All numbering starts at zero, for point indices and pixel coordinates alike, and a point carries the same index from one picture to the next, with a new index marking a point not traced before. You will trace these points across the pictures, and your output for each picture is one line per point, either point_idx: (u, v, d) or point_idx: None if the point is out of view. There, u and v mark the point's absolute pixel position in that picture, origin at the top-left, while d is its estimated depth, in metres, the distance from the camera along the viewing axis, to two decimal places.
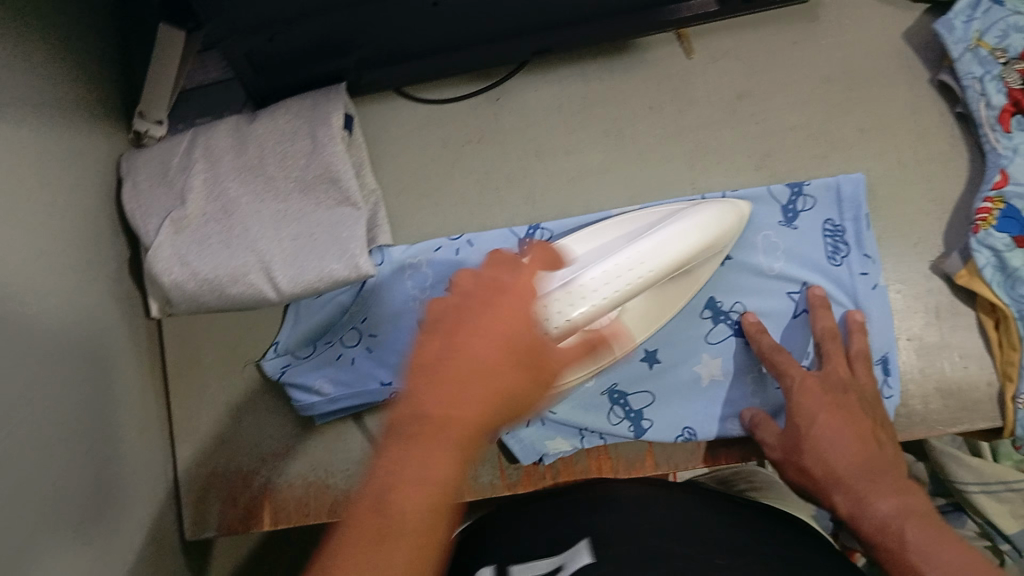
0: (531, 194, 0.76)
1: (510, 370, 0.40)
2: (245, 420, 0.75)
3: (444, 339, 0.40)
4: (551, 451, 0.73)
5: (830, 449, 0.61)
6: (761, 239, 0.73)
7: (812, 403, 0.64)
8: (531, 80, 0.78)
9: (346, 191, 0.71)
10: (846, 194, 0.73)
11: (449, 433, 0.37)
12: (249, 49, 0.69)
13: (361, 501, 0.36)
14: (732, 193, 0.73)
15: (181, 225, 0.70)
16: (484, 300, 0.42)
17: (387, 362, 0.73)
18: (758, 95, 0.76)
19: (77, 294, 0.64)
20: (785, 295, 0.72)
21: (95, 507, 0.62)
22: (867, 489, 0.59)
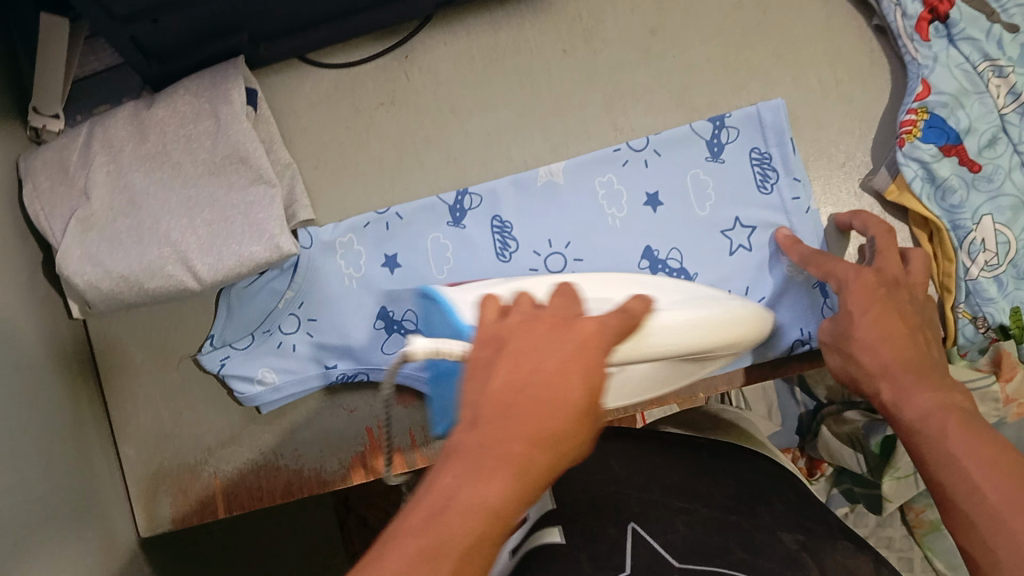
0: (452, 152, 0.74)
1: (583, 417, 0.37)
2: (186, 414, 0.73)
3: (517, 368, 0.37)
4: None
5: (877, 345, 0.55)
6: (690, 178, 0.71)
7: (860, 297, 0.58)
8: (439, 35, 0.75)
9: (258, 170, 0.69)
10: (768, 122, 0.71)
11: (520, 463, 0.34)
12: (135, 33, 0.65)
13: (414, 511, 0.33)
14: (655, 137, 0.72)
15: (89, 223, 0.67)
16: (565, 338, 0.39)
17: (329, 345, 0.70)
18: (671, 27, 0.74)
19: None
20: (719, 232, 0.70)
21: (48, 522, 0.60)
22: (912, 381, 0.51)
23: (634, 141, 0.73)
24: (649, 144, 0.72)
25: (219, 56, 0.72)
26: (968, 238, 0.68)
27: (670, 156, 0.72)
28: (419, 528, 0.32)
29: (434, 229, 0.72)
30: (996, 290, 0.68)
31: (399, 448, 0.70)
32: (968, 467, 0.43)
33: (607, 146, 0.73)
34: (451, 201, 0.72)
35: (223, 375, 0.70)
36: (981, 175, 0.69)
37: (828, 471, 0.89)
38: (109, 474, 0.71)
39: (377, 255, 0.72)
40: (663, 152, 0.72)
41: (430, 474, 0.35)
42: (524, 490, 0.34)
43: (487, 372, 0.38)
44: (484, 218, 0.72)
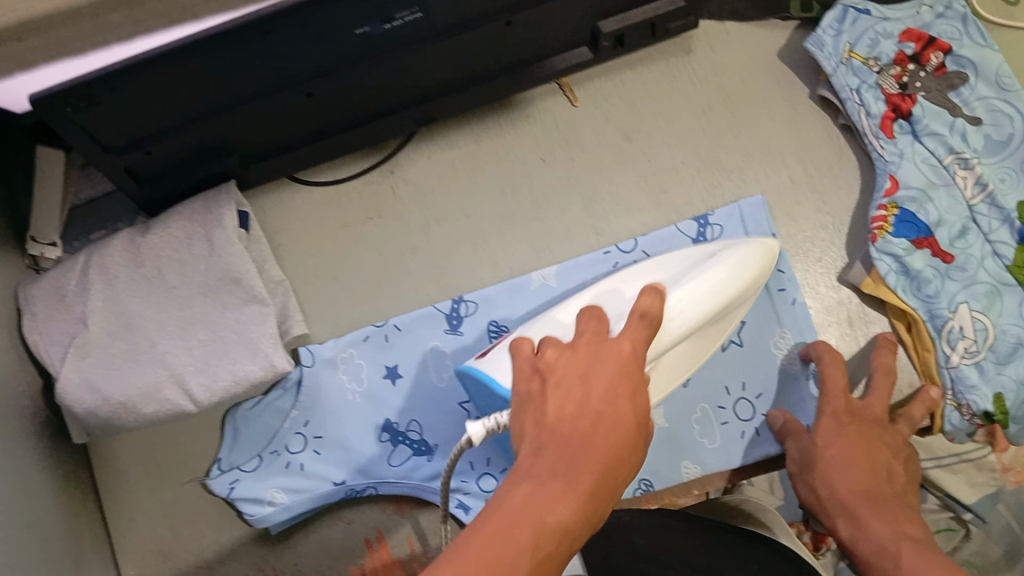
0: (439, 261, 0.76)
1: (632, 440, 0.40)
2: (186, 531, 0.74)
3: (568, 398, 0.41)
4: None
5: (833, 470, 0.60)
6: None
7: (828, 424, 0.63)
8: (422, 149, 0.78)
9: (251, 290, 0.71)
10: (749, 216, 0.73)
11: (583, 491, 0.37)
12: (129, 164, 0.68)
13: (482, 529, 0.36)
14: (644, 237, 0.73)
15: (85, 350, 0.68)
16: (602, 360, 0.43)
17: (337, 461, 0.71)
18: (647, 131, 0.77)
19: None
20: None
21: None
22: (868, 514, 0.55)
23: (623, 243, 0.74)
24: (637, 245, 0.73)
25: (209, 180, 0.74)
26: (946, 326, 0.69)
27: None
28: (487, 543, 0.35)
29: (432, 337, 0.73)
30: (978, 376, 0.68)
31: (400, 559, 0.71)
32: (883, 560, 0.51)
33: (596, 249, 0.74)
34: (447, 310, 0.73)
35: (232, 499, 0.69)
36: (954, 264, 0.71)
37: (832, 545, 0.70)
38: None
39: (378, 368, 0.73)
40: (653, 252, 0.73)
41: (499, 492, 0.38)
42: (584, 519, 0.37)
43: (540, 404, 0.41)
44: (480, 325, 0.73)
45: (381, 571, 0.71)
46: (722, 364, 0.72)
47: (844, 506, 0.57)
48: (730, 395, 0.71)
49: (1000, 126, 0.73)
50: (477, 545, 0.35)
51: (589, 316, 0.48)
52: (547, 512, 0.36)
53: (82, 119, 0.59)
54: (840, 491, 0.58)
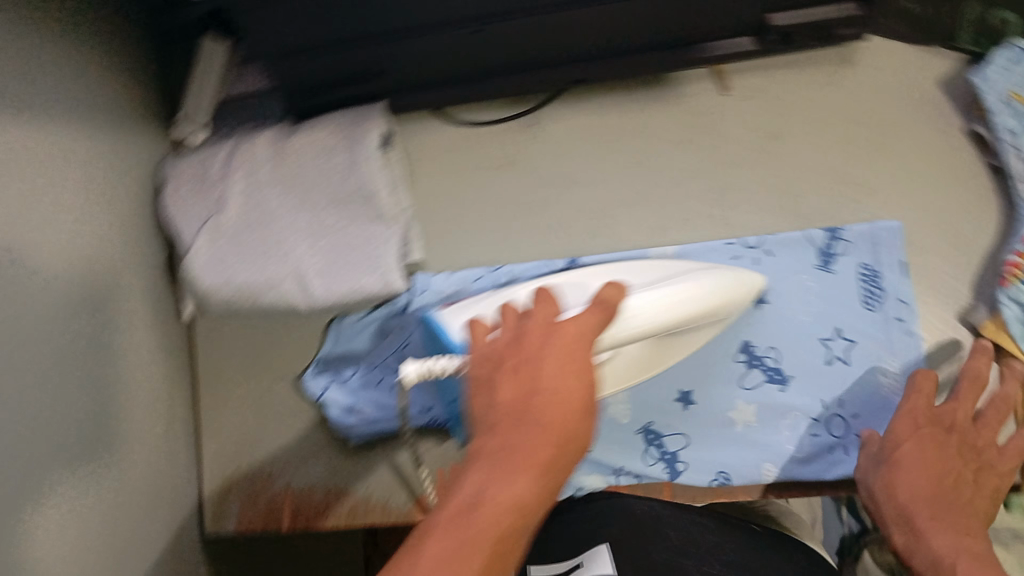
0: (559, 220, 0.77)
1: (581, 421, 0.44)
2: (270, 426, 0.76)
3: (523, 381, 0.45)
4: (586, 487, 0.70)
5: (897, 473, 0.61)
6: (797, 284, 0.72)
7: (903, 429, 0.63)
8: (567, 109, 0.78)
9: (380, 208, 0.73)
10: (880, 240, 0.73)
11: (536, 462, 0.41)
12: (294, 65, 0.71)
13: (445, 511, 0.40)
14: (768, 237, 0.74)
15: (217, 230, 0.71)
16: (555, 344, 0.47)
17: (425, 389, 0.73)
18: (793, 133, 0.77)
19: (123, 288, 0.66)
20: (819, 340, 0.71)
21: (128, 508, 0.62)
22: (926, 524, 0.57)
23: (748, 238, 0.74)
24: (762, 243, 0.74)
25: (359, 98, 0.76)
26: None
27: (781, 258, 0.73)
28: (451, 525, 0.39)
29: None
30: None
31: None
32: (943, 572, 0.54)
33: (719, 239, 0.74)
34: (559, 267, 0.74)
35: (321, 400, 0.75)
36: None
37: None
38: (186, 467, 0.74)
39: None
40: (775, 253, 0.73)
41: (458, 477, 0.42)
42: (540, 490, 0.41)
43: (495, 390, 0.46)
44: None
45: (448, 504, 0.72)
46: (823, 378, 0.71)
47: (902, 509, 0.59)
48: (825, 408, 0.70)
49: None
50: (451, 523, 0.39)
51: (536, 296, 0.52)
52: (512, 485, 0.40)
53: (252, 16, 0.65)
54: (901, 493, 0.60)
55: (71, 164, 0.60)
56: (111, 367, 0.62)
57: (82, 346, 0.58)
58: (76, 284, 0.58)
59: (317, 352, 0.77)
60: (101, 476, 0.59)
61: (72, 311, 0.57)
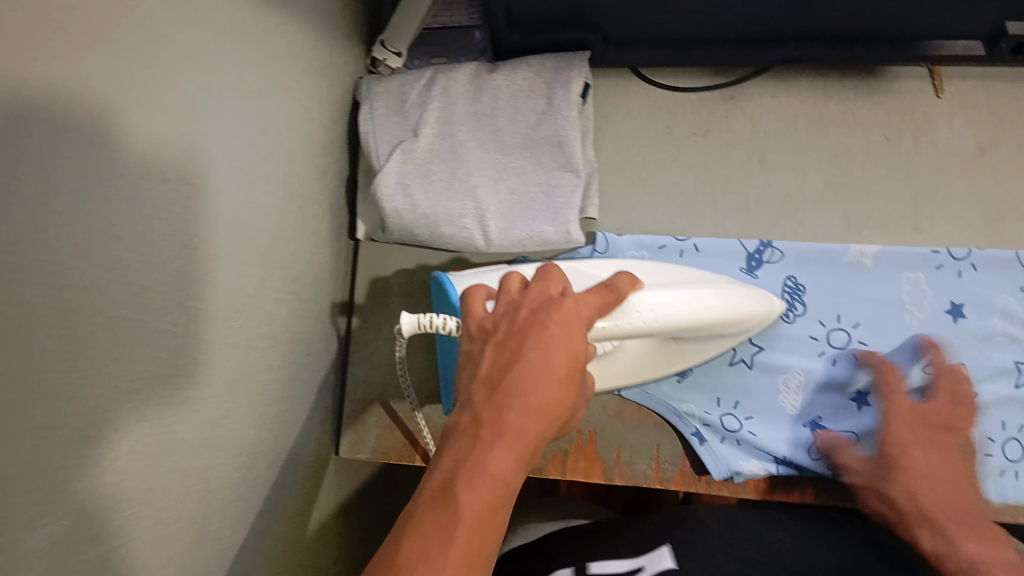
0: (744, 198, 0.75)
1: (565, 387, 0.43)
2: (419, 359, 0.76)
3: (509, 354, 0.43)
4: (744, 471, 0.66)
5: (922, 486, 0.60)
6: (998, 302, 0.69)
7: (903, 432, 0.63)
8: (769, 87, 0.77)
9: (570, 157, 0.72)
10: None
11: (515, 433, 0.40)
12: (511, 3, 0.70)
13: (429, 489, 0.39)
14: (978, 251, 0.70)
15: (409, 155, 0.71)
16: (547, 319, 0.45)
17: None
18: (1002, 148, 0.74)
19: (308, 192, 0.67)
20: (1012, 362, 0.67)
21: (283, 411, 0.63)
22: (958, 531, 0.55)
23: (955, 249, 0.71)
24: (969, 256, 0.70)
25: (569, 45, 0.75)
26: None
27: (986, 275, 0.69)
28: (440, 504, 0.37)
29: (727, 269, 0.72)
30: None
31: (603, 458, 0.68)
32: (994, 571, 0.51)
33: (925, 246, 0.71)
34: (751, 249, 0.73)
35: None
36: None
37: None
38: (333, 383, 0.75)
39: None
40: (980, 269, 0.70)
41: (440, 453, 0.41)
42: (522, 462, 0.39)
43: (480, 361, 0.44)
44: (780, 275, 0.72)
45: (580, 464, 0.68)
46: (1008, 403, 0.66)
47: (926, 514, 0.57)
48: (1003, 431, 0.66)
49: None
50: (426, 510, 0.37)
51: (539, 276, 0.51)
52: (488, 459, 0.38)
53: None
54: (929, 501, 0.59)
55: (282, 63, 0.61)
56: (286, 268, 0.63)
57: (267, 236, 0.59)
58: (272, 176, 0.60)
59: None
60: (269, 372, 0.60)
61: (265, 201, 0.59)
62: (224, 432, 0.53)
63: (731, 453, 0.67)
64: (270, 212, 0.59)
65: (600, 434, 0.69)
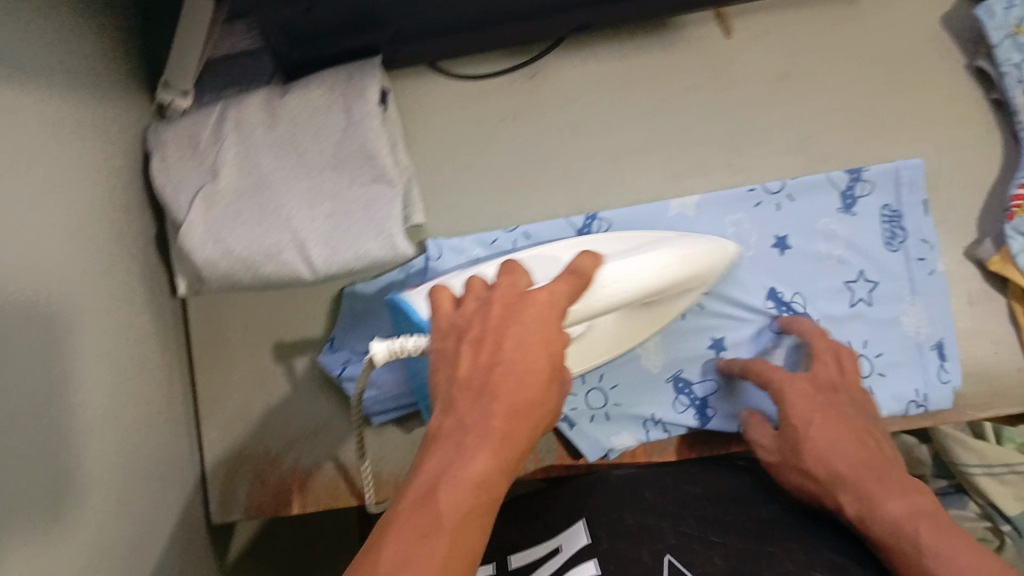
0: (566, 174, 0.75)
1: (547, 381, 0.42)
2: (276, 402, 0.74)
3: (483, 352, 0.43)
4: (617, 447, 0.71)
5: (827, 448, 0.59)
6: (819, 227, 0.72)
7: (801, 394, 0.63)
8: (567, 58, 0.76)
9: (381, 169, 0.70)
10: (905, 179, 0.72)
11: (498, 437, 0.39)
12: (286, 21, 0.66)
13: (413, 489, 0.39)
14: (791, 181, 0.73)
15: (212, 200, 0.67)
16: (523, 310, 0.44)
17: None
18: (800, 73, 0.75)
19: (109, 267, 0.63)
20: (843, 282, 0.72)
21: (122, 499, 0.59)
22: (878, 487, 0.55)
23: (769, 182, 0.73)
24: (783, 187, 0.72)
25: (357, 51, 0.72)
26: None
27: (802, 203, 0.72)
28: (416, 506, 0.37)
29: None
30: None
31: None
32: (938, 547, 0.49)
33: (741, 186, 0.73)
34: (580, 224, 0.72)
35: (342, 380, 0.71)
36: None
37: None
38: (189, 450, 0.71)
39: None
40: (796, 198, 0.72)
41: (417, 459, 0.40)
42: (502, 468, 0.39)
43: (454, 360, 0.43)
44: None
45: None
46: (848, 321, 0.72)
47: (845, 477, 0.57)
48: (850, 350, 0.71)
49: None
50: (408, 520, 0.37)
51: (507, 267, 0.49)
52: (472, 467, 0.38)
53: None
54: (842, 464, 0.58)
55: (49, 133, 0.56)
56: (96, 346, 0.58)
57: (73, 330, 0.55)
58: (67, 269, 0.56)
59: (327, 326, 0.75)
60: (98, 461, 0.56)
61: (56, 285, 0.54)
62: (64, 553, 0.50)
63: (604, 431, 0.71)
64: (70, 306, 0.55)
65: None
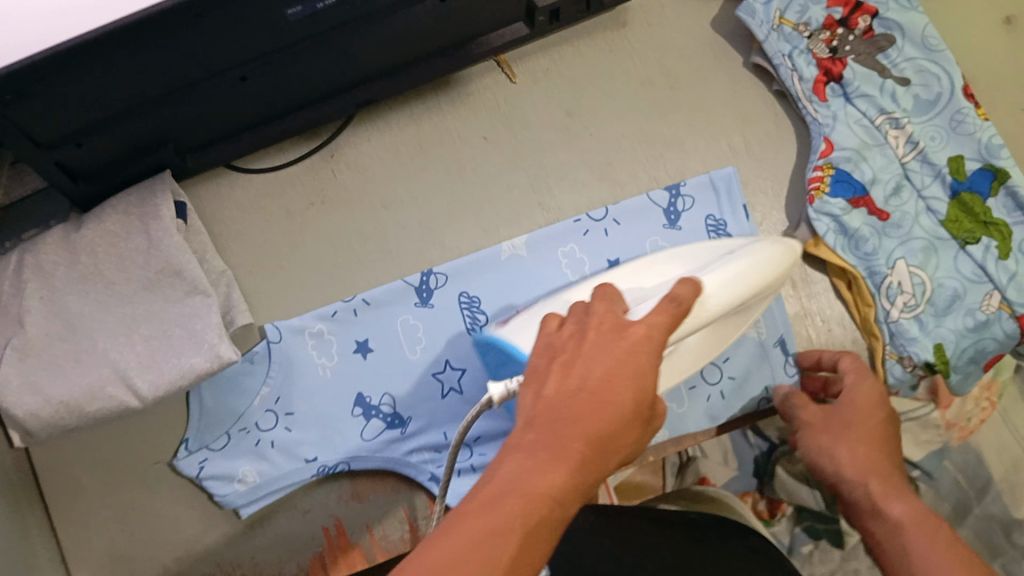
0: (385, 245, 0.76)
1: (630, 420, 0.39)
2: (139, 534, 0.71)
3: (572, 376, 0.39)
4: None
5: (846, 451, 0.56)
6: (649, 244, 0.74)
7: (848, 413, 0.59)
8: (363, 132, 0.78)
9: (193, 281, 0.70)
10: (721, 189, 0.76)
11: (575, 459, 0.36)
12: (59, 158, 0.65)
13: (470, 502, 0.35)
14: (613, 206, 0.75)
15: (24, 350, 0.65)
16: (613, 345, 0.40)
17: (308, 439, 0.71)
18: (585, 106, 0.79)
19: None
20: None
21: None
22: (888, 487, 0.53)
23: (593, 212, 0.76)
24: (607, 214, 0.75)
25: (145, 171, 0.72)
26: (885, 282, 0.72)
27: (629, 225, 0.75)
28: (475, 512, 0.34)
29: (403, 311, 0.74)
30: (918, 329, 0.71)
31: (359, 544, 0.71)
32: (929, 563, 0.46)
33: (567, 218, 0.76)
34: (417, 283, 0.74)
35: (202, 479, 0.70)
36: (890, 222, 0.73)
37: (788, 511, 0.82)
38: None
39: (348, 342, 0.74)
40: (622, 221, 0.75)
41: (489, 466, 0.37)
42: (577, 487, 0.36)
43: (540, 381, 0.39)
44: (451, 295, 0.74)
45: (341, 559, 0.70)
46: None
47: (863, 476, 0.54)
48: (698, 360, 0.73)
49: (928, 86, 0.75)
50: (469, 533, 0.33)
51: (602, 293, 0.45)
52: (542, 484, 0.35)
53: (13, 113, 0.57)
54: (874, 462, 0.55)
55: None
56: None
57: None
58: None
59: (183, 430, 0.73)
60: None
61: None
62: None
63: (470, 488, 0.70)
64: None
65: (347, 522, 0.71)
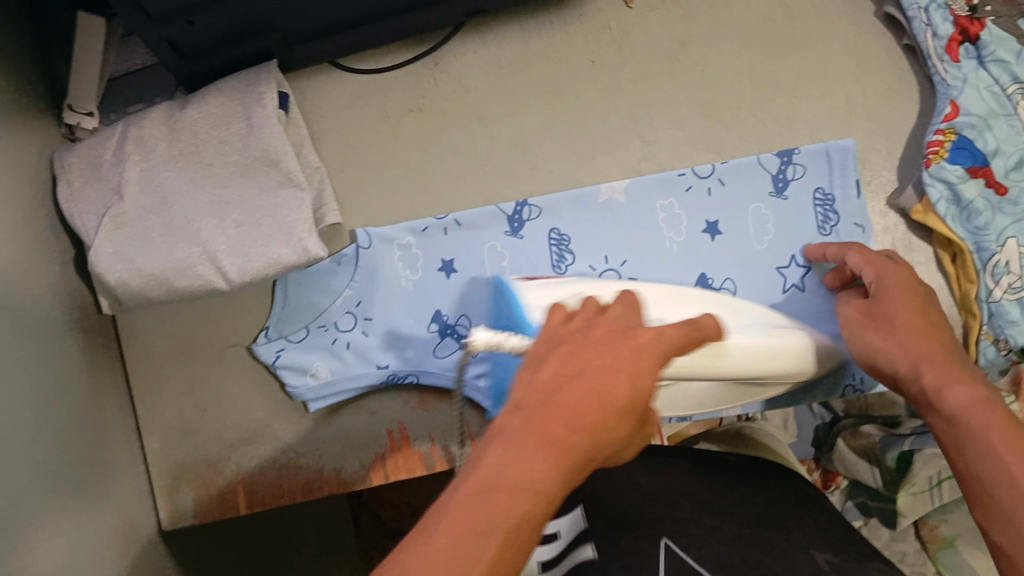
0: (478, 160, 0.76)
1: (624, 420, 0.36)
2: (211, 411, 0.73)
3: (566, 363, 0.37)
4: None
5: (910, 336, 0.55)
6: (752, 212, 0.72)
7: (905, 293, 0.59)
8: (468, 43, 0.77)
9: (287, 172, 0.70)
10: (836, 163, 0.72)
11: (559, 448, 0.33)
12: (168, 36, 0.66)
13: (457, 494, 0.32)
14: (722, 164, 0.73)
15: (120, 221, 0.67)
16: (617, 343, 0.38)
17: (383, 346, 0.72)
18: (700, 39, 0.76)
19: (29, 288, 0.62)
20: (774, 269, 0.72)
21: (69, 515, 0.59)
22: (956, 372, 0.51)
23: (700, 167, 0.74)
24: (714, 172, 0.73)
25: (249, 57, 0.73)
26: (993, 260, 0.69)
27: (733, 187, 0.73)
28: (467, 503, 0.31)
29: (492, 238, 0.73)
30: (1020, 312, 0.68)
31: (419, 451, 0.71)
32: (992, 440, 0.46)
33: (672, 170, 0.74)
34: (510, 211, 0.73)
35: (277, 367, 0.72)
36: (1007, 197, 0.70)
37: (843, 485, 0.83)
38: (133, 465, 0.71)
39: (434, 259, 0.73)
40: (727, 182, 0.73)
41: (476, 452, 0.34)
42: (564, 479, 0.33)
43: (536, 364, 0.37)
44: (542, 229, 0.73)
45: (400, 463, 0.71)
46: (779, 306, 0.71)
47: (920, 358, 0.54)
48: None
49: None
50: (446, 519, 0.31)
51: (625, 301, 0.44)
52: (517, 475, 0.32)
53: None
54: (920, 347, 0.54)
55: None
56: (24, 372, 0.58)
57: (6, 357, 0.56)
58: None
59: (267, 317, 0.74)
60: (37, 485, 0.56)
61: None
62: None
63: None
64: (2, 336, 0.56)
65: (410, 427, 0.72)
